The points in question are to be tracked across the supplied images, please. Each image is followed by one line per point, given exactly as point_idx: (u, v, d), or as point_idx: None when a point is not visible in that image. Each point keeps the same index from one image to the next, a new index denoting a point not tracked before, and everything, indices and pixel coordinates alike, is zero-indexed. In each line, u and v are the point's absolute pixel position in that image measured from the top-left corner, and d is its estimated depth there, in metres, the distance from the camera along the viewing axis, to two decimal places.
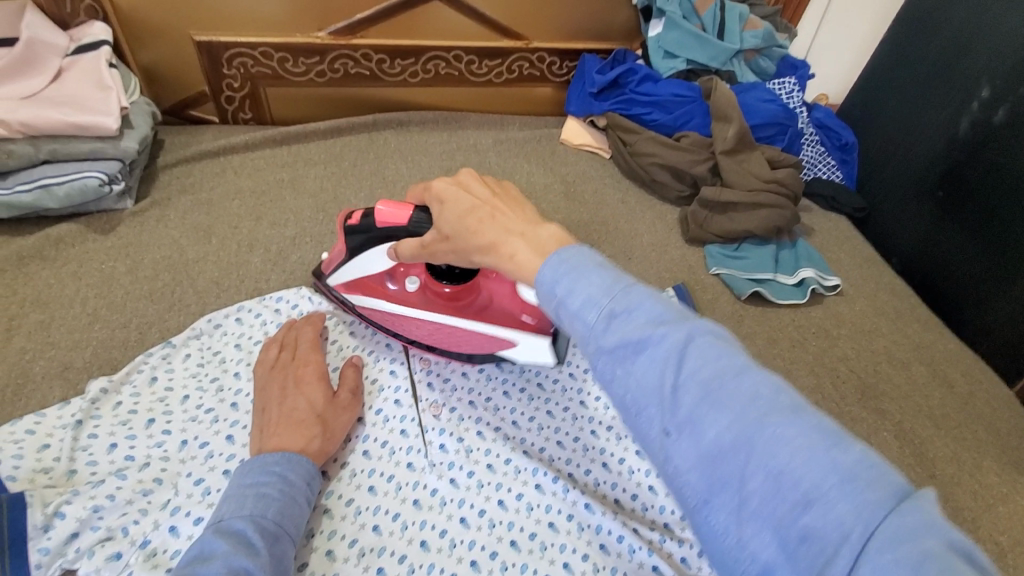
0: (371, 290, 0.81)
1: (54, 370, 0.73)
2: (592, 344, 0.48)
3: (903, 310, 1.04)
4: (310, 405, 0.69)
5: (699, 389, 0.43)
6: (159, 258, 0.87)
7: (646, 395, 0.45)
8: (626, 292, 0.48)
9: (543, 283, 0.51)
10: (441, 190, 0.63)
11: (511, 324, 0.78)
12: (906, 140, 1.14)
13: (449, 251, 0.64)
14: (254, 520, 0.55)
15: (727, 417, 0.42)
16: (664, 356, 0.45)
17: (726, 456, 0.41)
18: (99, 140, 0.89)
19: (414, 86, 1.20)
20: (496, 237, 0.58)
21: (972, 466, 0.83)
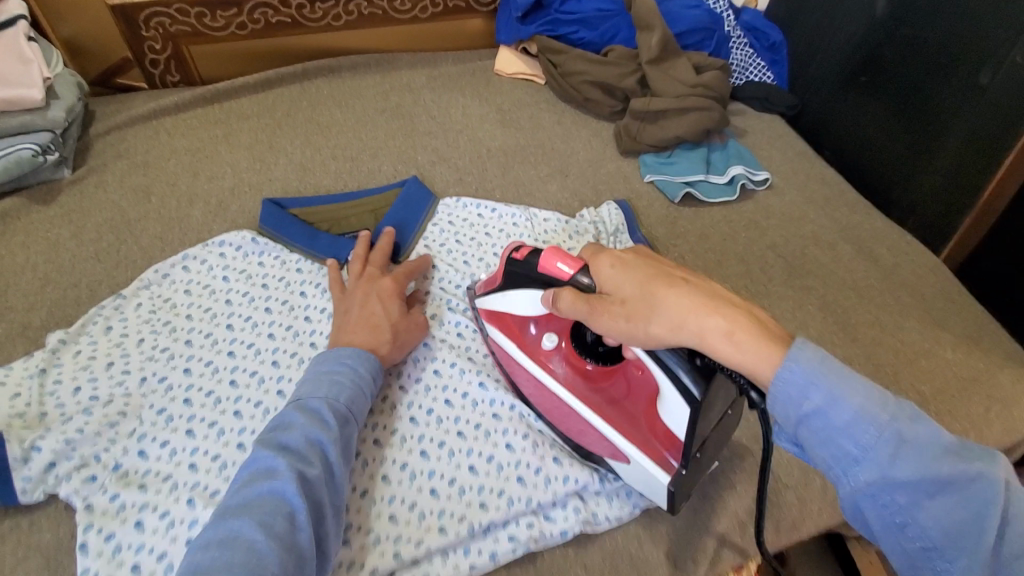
0: (511, 333, 0.73)
1: (15, 331, 0.76)
2: (863, 476, 0.46)
3: (831, 196, 1.08)
4: (387, 314, 0.75)
5: (944, 496, 0.45)
6: (102, 221, 0.90)
7: (919, 515, 0.45)
8: (893, 407, 0.47)
9: (789, 387, 0.47)
10: (612, 268, 0.58)
11: (635, 439, 0.63)
12: (829, 28, 1.16)
13: (619, 314, 0.55)
14: (329, 401, 0.62)
15: (965, 512, 0.45)
16: (964, 500, 0.45)
17: (966, 536, 0.45)
18: (29, 113, 0.90)
19: (340, 30, 1.20)
20: (690, 305, 0.52)
21: (894, 327, 0.89)
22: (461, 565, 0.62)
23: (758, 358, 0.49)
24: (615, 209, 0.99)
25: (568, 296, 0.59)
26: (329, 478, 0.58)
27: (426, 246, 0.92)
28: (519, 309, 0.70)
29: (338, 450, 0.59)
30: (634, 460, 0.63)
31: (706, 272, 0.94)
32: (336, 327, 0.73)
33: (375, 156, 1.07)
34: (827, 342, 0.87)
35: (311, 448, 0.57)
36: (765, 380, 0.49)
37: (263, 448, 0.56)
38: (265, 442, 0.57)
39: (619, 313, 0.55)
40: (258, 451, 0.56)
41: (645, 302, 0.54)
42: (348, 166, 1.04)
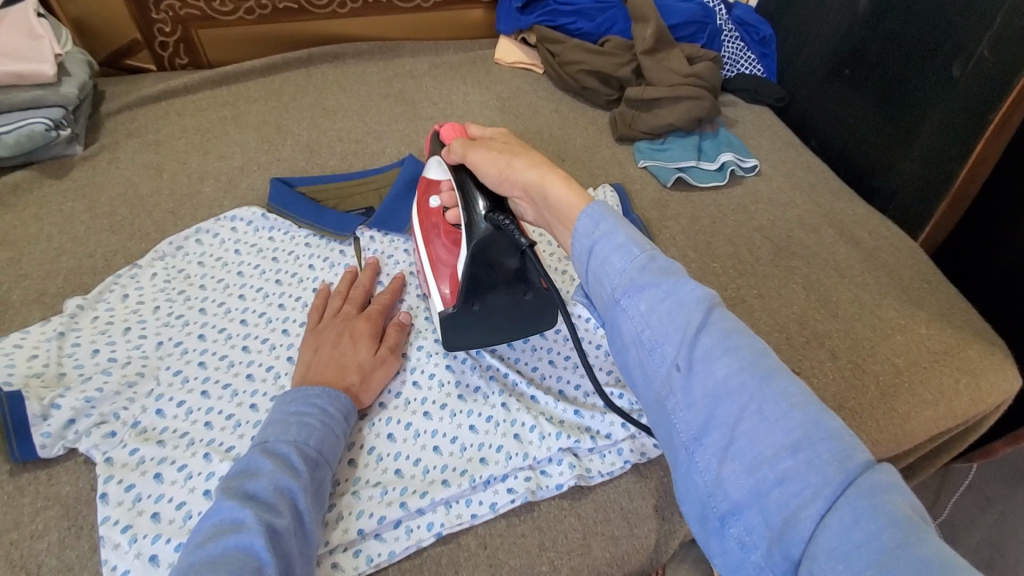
0: (419, 198, 0.83)
1: (31, 297, 0.79)
2: (619, 284, 0.51)
3: (816, 182, 1.13)
4: (357, 353, 0.73)
5: (713, 348, 0.45)
6: (115, 195, 0.93)
7: (669, 337, 0.47)
8: (665, 262, 0.51)
9: (584, 218, 0.56)
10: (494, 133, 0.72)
11: (441, 291, 0.75)
12: (815, 25, 1.21)
13: (489, 158, 0.67)
14: (298, 446, 0.61)
15: (739, 370, 0.44)
16: (711, 346, 0.46)
17: (726, 398, 0.43)
18: (39, 88, 0.92)
19: (345, 17, 1.23)
20: (540, 167, 0.63)
21: (872, 305, 0.94)
22: (463, 515, 0.66)
23: (578, 203, 0.59)
24: (610, 191, 1.03)
25: (452, 147, 0.71)
26: (298, 528, 0.56)
27: None
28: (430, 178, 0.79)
29: (309, 499, 0.58)
30: (434, 295, 0.77)
31: (697, 252, 0.99)
32: (302, 369, 0.70)
33: (379, 139, 1.10)
34: (808, 318, 0.92)
35: (281, 496, 0.56)
36: (570, 219, 0.59)
37: (228, 498, 0.54)
38: (230, 491, 0.55)
39: (488, 158, 0.67)
40: (223, 501, 0.54)
41: (516, 155, 0.66)
42: (353, 147, 1.08)
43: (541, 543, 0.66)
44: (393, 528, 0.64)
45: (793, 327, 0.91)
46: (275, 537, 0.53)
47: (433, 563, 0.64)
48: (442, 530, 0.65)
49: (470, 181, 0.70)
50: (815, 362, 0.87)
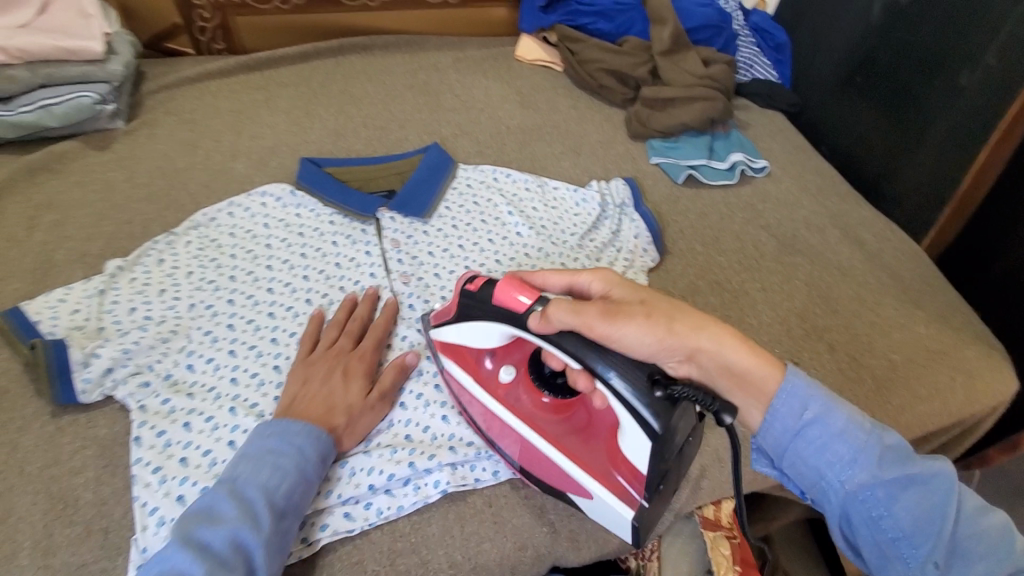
0: (466, 365, 0.70)
1: (74, 257, 0.85)
2: (854, 480, 0.57)
3: (824, 186, 1.16)
4: (347, 394, 0.70)
5: (907, 492, 0.57)
6: (153, 167, 0.98)
7: (910, 527, 0.57)
8: (871, 428, 0.59)
9: (783, 394, 0.59)
10: (598, 286, 0.63)
11: (594, 475, 0.62)
12: (829, 33, 1.25)
13: (637, 315, 0.58)
14: (267, 491, 0.59)
15: (915, 500, 0.57)
16: (909, 483, 0.57)
17: (905, 527, 0.57)
18: (88, 64, 0.99)
19: (375, 10, 1.28)
20: (697, 320, 0.60)
21: (872, 303, 0.97)
22: (468, 477, 0.70)
23: (762, 373, 0.60)
24: (622, 185, 1.07)
25: (559, 312, 0.56)
26: None
27: (446, 208, 1.00)
28: (480, 340, 0.67)
29: (268, 551, 0.56)
30: (595, 494, 0.63)
31: (704, 246, 1.02)
32: (286, 402, 0.69)
33: (402, 126, 1.15)
34: (809, 313, 0.95)
35: (237, 552, 0.55)
36: (766, 393, 0.60)
37: (183, 545, 0.53)
38: (183, 536, 0.54)
39: (631, 326, 0.57)
40: (175, 546, 0.53)
41: (664, 309, 0.60)
42: (377, 133, 1.13)
43: (542, 506, 0.70)
44: (401, 485, 0.68)
45: (794, 321, 0.94)
46: None
47: (439, 517, 0.67)
48: (447, 488, 0.68)
49: (597, 351, 0.56)
50: (813, 355, 0.90)
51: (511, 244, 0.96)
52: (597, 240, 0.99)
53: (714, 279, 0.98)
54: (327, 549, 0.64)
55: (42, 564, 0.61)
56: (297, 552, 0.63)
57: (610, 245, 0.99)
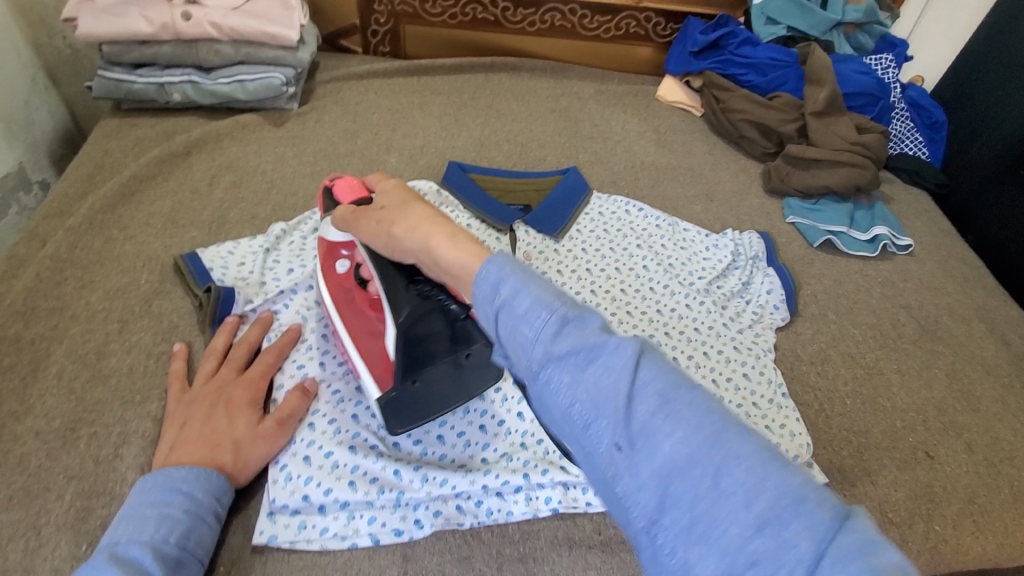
0: (323, 266, 0.78)
1: (245, 218, 0.93)
2: (534, 358, 0.49)
3: (971, 276, 1.09)
4: (232, 428, 0.65)
5: (653, 410, 0.45)
6: (318, 149, 1.07)
7: (597, 405, 0.46)
8: (579, 310, 0.50)
9: (484, 279, 0.53)
10: (384, 193, 0.68)
11: (375, 365, 0.69)
12: (994, 120, 1.19)
13: (372, 222, 0.66)
14: (155, 545, 0.54)
15: (686, 438, 0.43)
16: (608, 375, 0.46)
17: (681, 473, 0.42)
18: (282, 49, 1.08)
19: (531, 35, 1.35)
20: (428, 216, 0.62)
21: (1020, 410, 0.89)
22: (579, 500, 0.68)
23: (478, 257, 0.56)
24: (756, 237, 1.05)
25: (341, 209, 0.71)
26: None
27: (578, 231, 1.02)
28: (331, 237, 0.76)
29: None
30: (362, 375, 0.70)
31: (837, 315, 0.98)
32: (168, 448, 0.63)
33: (542, 146, 1.19)
34: (947, 408, 0.88)
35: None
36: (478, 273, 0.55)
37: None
38: None
39: (369, 225, 0.67)
40: None
41: (405, 206, 0.64)
42: (518, 149, 1.17)
43: None
44: (513, 491, 0.68)
45: (931, 412, 0.87)
46: None
47: (548, 533, 0.67)
48: (559, 506, 0.68)
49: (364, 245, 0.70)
50: (951, 453, 0.83)
51: (637, 276, 0.96)
52: (724, 288, 0.97)
53: (845, 351, 0.93)
54: (436, 538, 0.65)
55: None
56: (408, 533, 0.64)
57: (739, 296, 0.97)
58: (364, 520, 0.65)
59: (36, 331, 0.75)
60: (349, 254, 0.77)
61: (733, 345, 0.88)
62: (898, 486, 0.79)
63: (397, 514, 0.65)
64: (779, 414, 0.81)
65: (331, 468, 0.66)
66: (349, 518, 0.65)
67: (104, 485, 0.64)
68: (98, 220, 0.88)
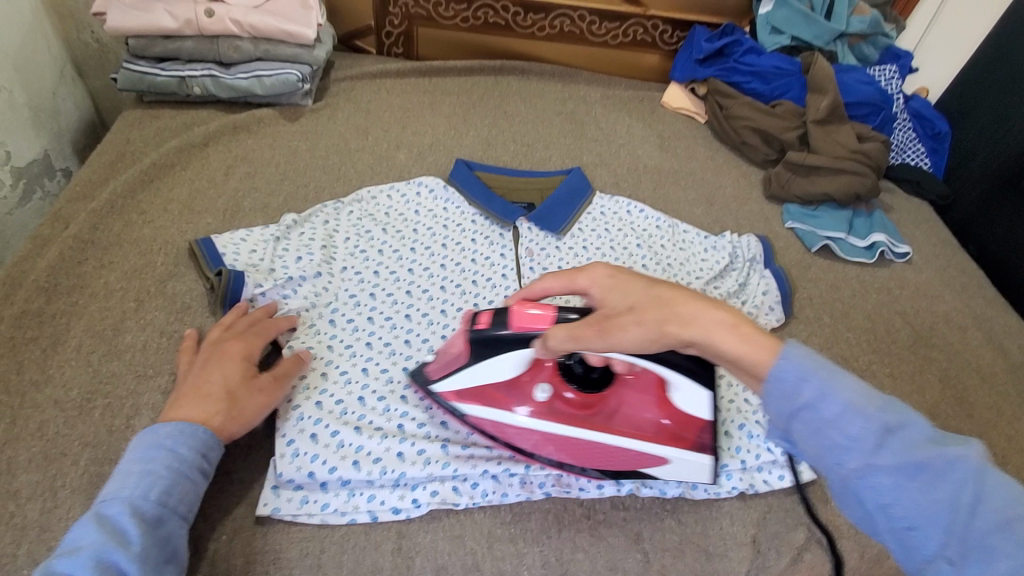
0: (501, 404, 0.70)
1: (257, 207, 0.96)
2: (818, 416, 0.45)
3: (969, 285, 1.10)
4: (225, 380, 0.67)
5: (926, 484, 0.43)
6: (330, 144, 1.10)
7: (929, 516, 0.43)
8: (889, 405, 0.46)
9: (778, 377, 0.47)
10: (597, 291, 0.59)
11: (659, 437, 0.69)
12: (1000, 132, 1.20)
13: (636, 326, 0.54)
14: (134, 501, 0.55)
15: (923, 467, 0.43)
16: (867, 428, 0.44)
17: (927, 496, 0.43)
18: (299, 47, 1.12)
19: (541, 40, 1.38)
20: (690, 301, 0.53)
21: (1013, 416, 0.90)
22: (572, 486, 0.70)
23: (764, 349, 0.49)
24: (754, 241, 1.07)
25: (558, 334, 0.58)
26: None
27: (579, 229, 1.04)
28: (498, 372, 0.68)
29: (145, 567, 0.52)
30: (673, 457, 0.68)
31: (832, 318, 1.00)
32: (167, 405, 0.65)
33: (547, 148, 1.22)
34: (939, 411, 0.89)
35: (105, 569, 0.51)
36: (763, 369, 0.48)
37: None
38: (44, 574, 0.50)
39: (641, 330, 0.54)
40: None
41: (643, 308, 0.55)
42: (524, 150, 1.20)
43: (639, 533, 0.69)
44: (508, 475, 0.70)
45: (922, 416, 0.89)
46: None
47: (540, 515, 0.69)
48: (551, 491, 0.70)
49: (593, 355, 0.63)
50: None
51: (636, 274, 0.99)
52: (722, 289, 0.99)
53: (838, 353, 0.95)
54: (431, 517, 0.68)
55: None
56: (406, 511, 0.67)
57: (735, 296, 0.98)
58: (364, 497, 0.67)
59: (56, 307, 0.79)
60: (537, 383, 0.70)
61: None
62: None
63: (396, 492, 0.68)
64: None
65: (336, 446, 0.69)
66: (349, 495, 0.67)
67: (116, 453, 0.67)
68: (119, 204, 0.91)
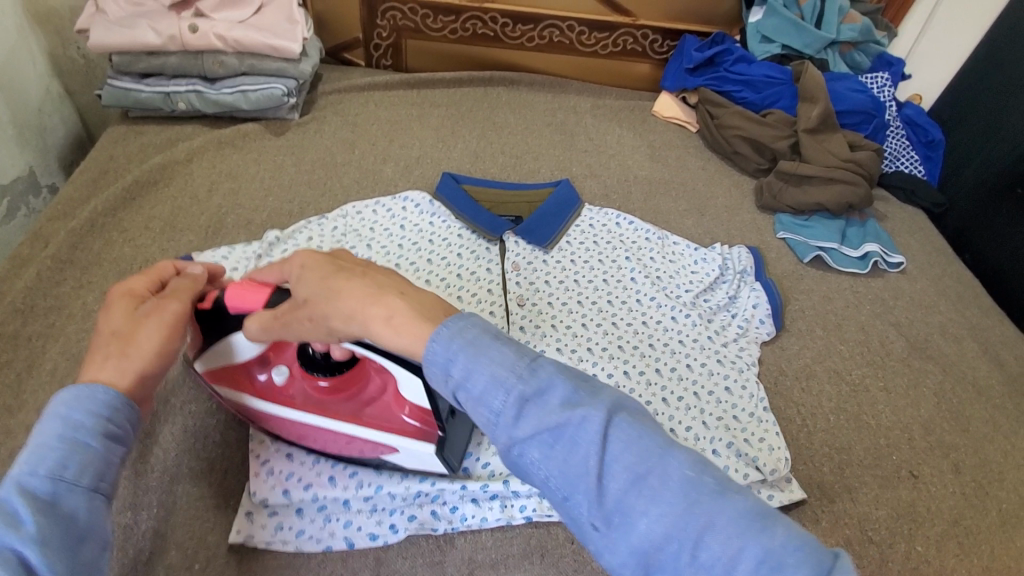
0: (241, 386, 0.67)
1: (240, 224, 0.95)
2: (515, 427, 0.44)
3: (966, 295, 1.08)
4: (111, 324, 0.56)
5: (627, 481, 0.42)
6: (316, 158, 1.09)
7: (572, 480, 0.43)
8: (541, 381, 0.46)
9: (433, 362, 0.47)
10: (302, 276, 0.55)
11: (403, 431, 0.65)
12: (994, 139, 1.19)
13: (304, 322, 0.54)
14: (24, 483, 0.45)
15: (626, 461, 0.43)
16: (576, 434, 0.43)
17: (629, 494, 0.42)
18: (284, 61, 1.11)
19: (530, 51, 1.37)
20: (364, 296, 0.51)
21: (1011, 431, 0.88)
22: (554, 509, 0.69)
23: (413, 332, 0.49)
24: (745, 252, 1.05)
25: (250, 324, 0.58)
26: None
27: (567, 243, 1.03)
28: (240, 357, 0.64)
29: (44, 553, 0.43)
30: (398, 448, 0.64)
31: (825, 330, 0.98)
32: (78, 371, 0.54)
33: (536, 159, 1.21)
34: (934, 426, 0.88)
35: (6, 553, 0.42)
36: (416, 350, 0.48)
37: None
38: None
39: (304, 327, 0.54)
40: None
41: (325, 296, 0.52)
42: (513, 161, 1.19)
43: None
44: (489, 498, 0.69)
45: (917, 430, 0.87)
46: None
47: (521, 541, 0.67)
48: (533, 515, 0.68)
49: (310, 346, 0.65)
50: (936, 472, 0.83)
51: (625, 287, 0.97)
52: (711, 302, 0.98)
53: (831, 367, 0.93)
54: (409, 543, 0.66)
55: (166, 490, 0.66)
56: (383, 537, 0.65)
57: (726, 310, 0.97)
58: (340, 523, 0.66)
59: (34, 328, 0.78)
60: (269, 366, 0.66)
61: (716, 358, 0.89)
62: (879, 504, 0.78)
63: (373, 518, 0.67)
64: (759, 427, 0.82)
65: (313, 465, 0.69)
66: (325, 520, 0.66)
67: None
68: (99, 223, 0.90)
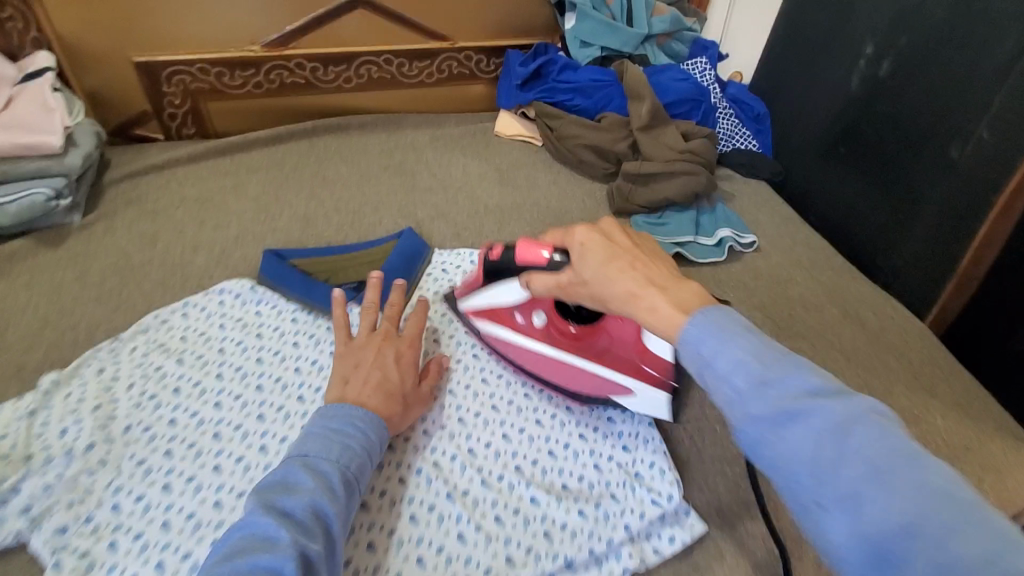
0: (500, 321, 0.84)
1: (9, 371, 0.77)
2: (744, 410, 0.46)
3: (818, 260, 1.12)
4: (400, 380, 0.74)
5: (903, 494, 0.39)
6: (107, 265, 0.93)
7: (809, 472, 0.42)
8: (784, 361, 0.47)
9: (688, 341, 0.50)
10: (575, 239, 0.65)
11: (632, 372, 0.77)
12: (808, 103, 1.22)
13: (587, 295, 0.65)
14: (337, 467, 0.61)
15: (887, 475, 0.40)
16: (824, 431, 0.42)
17: (862, 500, 0.40)
18: (45, 158, 0.93)
19: (350, 91, 1.27)
20: (637, 285, 0.58)
21: (882, 392, 0.90)
22: None
23: (679, 315, 0.53)
24: None
25: (542, 280, 0.69)
26: (328, 553, 0.56)
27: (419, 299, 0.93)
28: (506, 297, 0.81)
29: (340, 524, 0.58)
30: (635, 389, 0.76)
31: None
32: (344, 382, 0.71)
33: (376, 210, 1.10)
34: None
35: (316, 519, 0.56)
36: (676, 331, 0.53)
37: (263, 512, 0.54)
38: (267, 505, 0.55)
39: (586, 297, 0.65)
40: (260, 515, 0.54)
41: (601, 280, 0.61)
42: (350, 218, 1.08)
43: None
44: None
45: None
46: (302, 562, 0.52)
47: None
48: None
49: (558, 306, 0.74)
50: None
51: None
52: None
53: None
54: None
55: None
56: None
57: None
58: None
59: None
60: (539, 310, 0.81)
61: None
62: None
63: None
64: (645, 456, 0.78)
65: None
66: None
67: None
68: None
